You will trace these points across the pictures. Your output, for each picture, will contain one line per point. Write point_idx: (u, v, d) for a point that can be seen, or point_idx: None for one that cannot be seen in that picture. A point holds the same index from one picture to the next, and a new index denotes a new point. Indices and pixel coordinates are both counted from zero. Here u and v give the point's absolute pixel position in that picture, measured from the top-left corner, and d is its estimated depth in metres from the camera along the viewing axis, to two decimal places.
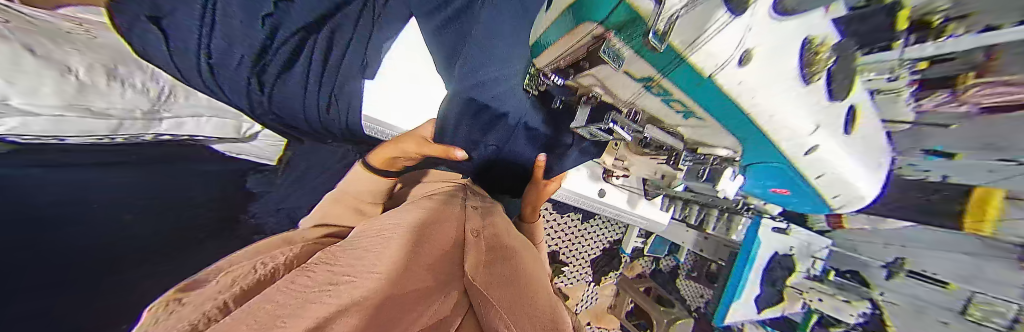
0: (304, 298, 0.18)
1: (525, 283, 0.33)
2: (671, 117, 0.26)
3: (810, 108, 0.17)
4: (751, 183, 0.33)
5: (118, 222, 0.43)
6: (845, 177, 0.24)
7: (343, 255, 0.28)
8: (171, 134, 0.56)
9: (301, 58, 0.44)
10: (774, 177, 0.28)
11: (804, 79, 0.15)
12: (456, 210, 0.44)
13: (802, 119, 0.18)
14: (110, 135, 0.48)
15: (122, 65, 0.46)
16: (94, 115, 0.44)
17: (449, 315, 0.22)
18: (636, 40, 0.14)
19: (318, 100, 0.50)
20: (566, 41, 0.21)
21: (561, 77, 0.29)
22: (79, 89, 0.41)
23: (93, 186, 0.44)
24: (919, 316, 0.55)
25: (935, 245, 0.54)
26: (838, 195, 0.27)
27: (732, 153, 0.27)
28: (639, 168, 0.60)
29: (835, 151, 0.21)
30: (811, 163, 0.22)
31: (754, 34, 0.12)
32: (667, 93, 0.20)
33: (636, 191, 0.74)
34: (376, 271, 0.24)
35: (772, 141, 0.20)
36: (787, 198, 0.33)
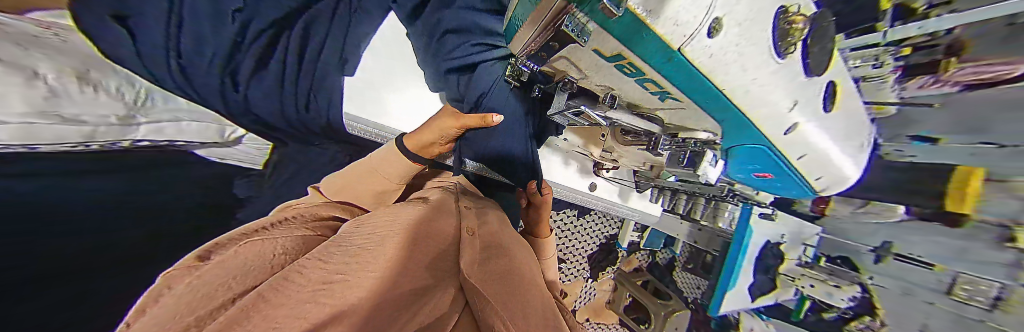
0: (292, 301, 0.17)
1: (520, 280, 0.33)
2: (649, 101, 0.25)
3: (787, 84, 0.17)
4: (734, 168, 0.31)
5: (113, 218, 0.43)
6: (825, 156, 0.24)
7: (334, 252, 0.27)
8: (151, 140, 0.53)
9: (273, 59, 0.49)
10: (758, 164, 0.26)
11: (777, 53, 0.15)
12: (452, 207, 0.43)
13: (781, 95, 0.18)
14: (85, 143, 0.43)
15: (94, 69, 0.45)
16: (65, 122, 0.40)
17: (442, 317, 0.21)
18: (597, 13, 0.14)
19: (297, 101, 0.54)
20: (536, 21, 0.21)
21: (537, 63, 0.29)
22: (46, 96, 0.38)
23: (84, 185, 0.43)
24: (908, 298, 0.57)
25: (928, 230, 0.55)
26: (820, 178, 0.27)
27: (710, 135, 0.27)
28: (628, 160, 0.57)
29: (816, 132, 0.22)
30: (795, 148, 0.23)
31: (722, 1, 0.12)
32: (640, 73, 0.19)
33: (627, 183, 0.74)
34: (369, 270, 0.23)
35: (755, 124, 0.20)
36: (774, 188, 0.32)
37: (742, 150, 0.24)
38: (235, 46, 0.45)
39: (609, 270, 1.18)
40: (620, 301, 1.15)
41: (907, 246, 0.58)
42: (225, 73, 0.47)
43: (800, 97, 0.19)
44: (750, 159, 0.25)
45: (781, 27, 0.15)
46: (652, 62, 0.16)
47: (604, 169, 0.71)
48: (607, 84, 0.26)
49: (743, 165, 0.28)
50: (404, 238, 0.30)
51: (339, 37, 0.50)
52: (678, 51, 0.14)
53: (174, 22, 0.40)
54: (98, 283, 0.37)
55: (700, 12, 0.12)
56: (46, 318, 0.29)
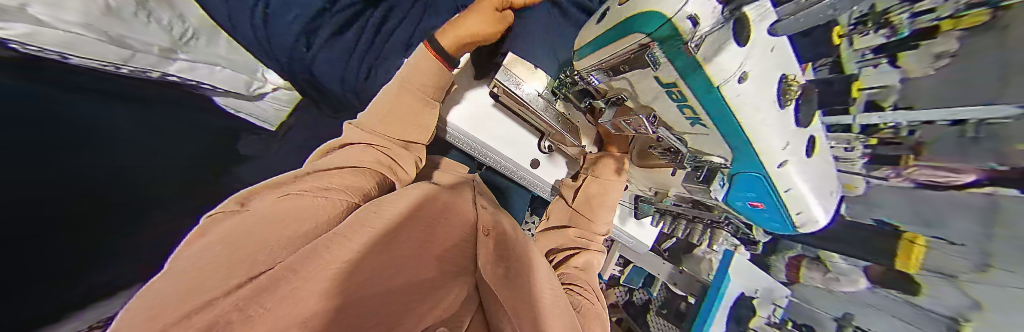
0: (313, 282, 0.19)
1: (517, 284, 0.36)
2: (679, 124, 0.31)
3: (784, 130, 0.23)
4: (733, 193, 0.35)
5: (136, 140, 0.43)
6: (808, 198, 0.29)
7: (364, 227, 0.28)
8: (180, 77, 0.54)
9: (353, 27, 0.60)
10: (753, 191, 0.31)
11: (780, 103, 0.22)
12: (469, 204, 0.47)
13: (781, 139, 0.23)
14: (122, 64, 0.45)
15: (146, 3, 0.48)
16: (111, 40, 0.43)
17: (457, 309, 0.28)
18: (671, 49, 0.20)
19: (356, 73, 0.64)
20: (613, 48, 0.29)
21: (600, 78, 0.37)
22: (102, 13, 0.42)
23: (117, 102, 0.43)
24: None
25: (885, 307, 0.48)
26: (803, 215, 0.31)
27: (723, 161, 0.31)
28: (638, 181, 0.64)
29: (803, 175, 0.27)
30: (786, 184, 0.27)
31: (751, 62, 0.19)
32: (683, 100, 0.25)
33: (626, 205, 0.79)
34: (380, 251, 0.26)
35: (760, 159, 0.25)
36: (764, 220, 0.37)
37: (745, 176, 0.30)
38: (320, 11, 0.55)
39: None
40: None
41: (867, 320, 0.51)
42: (302, 33, 0.56)
43: (790, 140, 0.24)
44: (751, 185, 0.30)
45: (782, 88, 0.22)
46: (697, 93, 0.22)
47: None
48: (649, 104, 0.32)
49: (743, 191, 0.33)
50: (423, 229, 0.33)
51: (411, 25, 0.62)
52: (719, 86, 0.20)
53: None
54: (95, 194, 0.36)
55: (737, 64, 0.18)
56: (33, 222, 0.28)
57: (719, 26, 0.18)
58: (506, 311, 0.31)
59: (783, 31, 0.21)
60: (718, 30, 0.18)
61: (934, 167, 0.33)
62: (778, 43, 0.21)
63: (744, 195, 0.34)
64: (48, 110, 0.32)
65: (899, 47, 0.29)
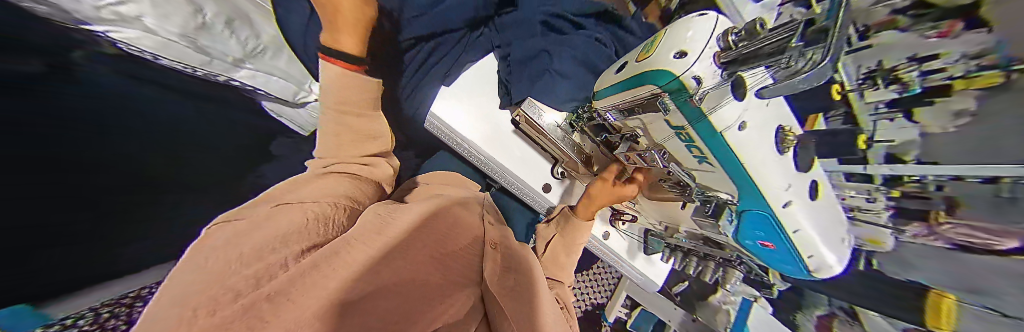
0: (310, 287, 0.19)
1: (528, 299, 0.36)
2: (687, 161, 0.35)
3: (782, 170, 0.29)
4: (741, 231, 0.37)
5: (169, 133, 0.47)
6: (815, 238, 0.30)
7: (372, 235, 0.29)
8: (241, 82, 0.61)
9: None
10: (760, 229, 0.34)
11: (779, 148, 0.28)
12: (475, 216, 0.48)
13: (779, 178, 0.29)
14: (196, 68, 0.52)
15: (241, 20, 0.57)
16: (195, 48, 0.50)
17: (461, 318, 0.29)
18: (682, 99, 0.28)
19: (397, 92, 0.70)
20: (627, 94, 0.36)
21: (614, 116, 0.43)
22: (198, 28, 0.50)
23: (169, 99, 0.48)
24: None
25: None
26: (812, 258, 0.32)
27: (729, 197, 0.35)
28: (648, 214, 0.66)
29: (806, 215, 0.30)
30: (790, 221, 0.30)
31: (748, 114, 0.27)
32: (691, 141, 0.32)
33: (636, 239, 0.77)
34: (384, 259, 0.26)
35: (762, 193, 0.30)
36: (772, 261, 0.37)
37: (753, 214, 0.33)
38: None
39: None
40: None
41: None
42: None
43: (793, 183, 0.29)
44: (757, 224, 0.33)
45: (782, 137, 0.29)
46: (705, 134, 0.29)
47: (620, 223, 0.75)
48: (660, 141, 0.37)
49: (751, 229, 0.35)
50: (435, 241, 0.34)
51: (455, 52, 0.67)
52: (721, 132, 0.28)
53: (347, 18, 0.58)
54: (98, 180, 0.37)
55: (734, 116, 0.27)
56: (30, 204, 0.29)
57: (721, 84, 0.27)
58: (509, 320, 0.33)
59: (768, 94, 0.28)
60: (716, 90, 0.27)
61: (967, 226, 0.29)
62: (769, 99, 0.28)
63: (752, 234, 0.36)
64: (113, 100, 0.39)
65: (914, 103, 0.28)
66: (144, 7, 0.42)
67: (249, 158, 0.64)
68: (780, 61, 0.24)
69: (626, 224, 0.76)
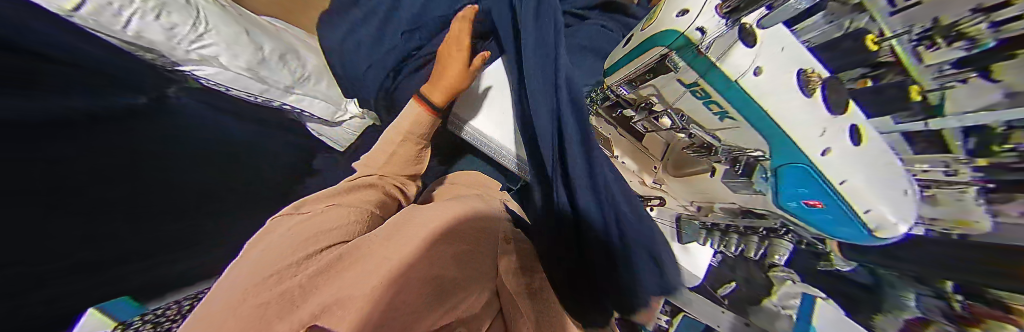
0: (326, 286, 0.28)
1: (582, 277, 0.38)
2: (708, 120, 0.33)
3: (819, 113, 0.23)
4: (784, 194, 0.30)
5: (208, 145, 0.55)
6: (890, 211, 0.23)
7: (383, 238, 0.34)
8: (291, 106, 0.69)
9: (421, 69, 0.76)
10: (801, 183, 0.27)
11: (805, 91, 0.24)
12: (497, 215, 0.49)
13: (810, 122, 0.24)
14: (258, 95, 0.62)
15: (292, 54, 0.67)
16: (256, 78, 0.59)
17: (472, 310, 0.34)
18: (691, 53, 0.29)
19: None
20: (638, 60, 0.37)
21: (627, 88, 0.43)
22: (259, 61, 0.59)
23: (214, 117, 0.58)
24: None
25: None
26: (879, 225, 0.24)
27: (762, 156, 0.30)
28: (680, 194, 0.51)
29: (851, 167, 0.23)
30: (839, 172, 0.24)
31: (762, 59, 0.25)
32: (707, 96, 0.29)
33: (665, 227, 0.55)
34: (389, 256, 0.31)
35: (793, 140, 0.25)
36: (839, 236, 0.29)
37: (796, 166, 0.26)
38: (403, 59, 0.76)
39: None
40: None
41: None
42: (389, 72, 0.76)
43: (829, 127, 0.23)
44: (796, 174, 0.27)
45: (806, 79, 0.24)
46: (718, 87, 0.27)
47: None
48: (676, 103, 0.36)
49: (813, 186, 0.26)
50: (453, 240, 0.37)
51: None
52: (737, 80, 0.26)
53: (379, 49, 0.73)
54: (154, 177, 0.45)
55: (747, 62, 0.25)
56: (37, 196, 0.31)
57: (723, 31, 0.27)
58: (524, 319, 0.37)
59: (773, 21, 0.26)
60: (722, 38, 0.27)
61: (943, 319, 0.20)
62: (779, 25, 0.26)
63: (797, 191, 0.28)
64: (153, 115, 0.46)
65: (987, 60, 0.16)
66: (219, 49, 0.53)
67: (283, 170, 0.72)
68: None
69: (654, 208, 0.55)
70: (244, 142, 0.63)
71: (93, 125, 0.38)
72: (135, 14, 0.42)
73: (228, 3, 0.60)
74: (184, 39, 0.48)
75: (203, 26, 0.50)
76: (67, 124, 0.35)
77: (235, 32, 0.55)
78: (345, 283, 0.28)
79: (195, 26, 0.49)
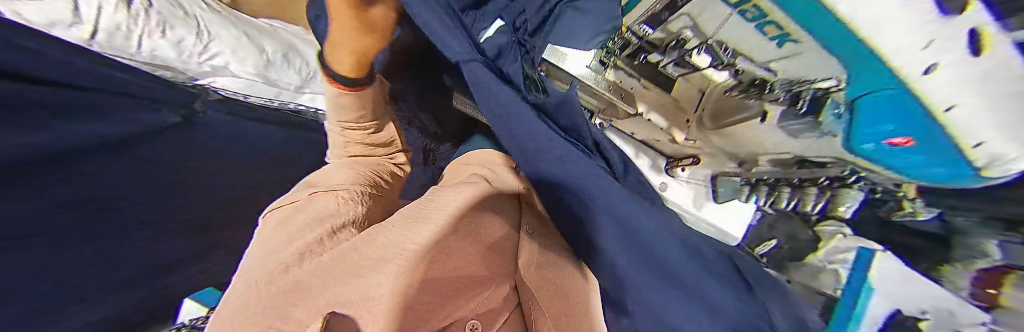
0: (348, 267, 0.22)
1: (609, 278, 0.29)
2: (754, 42, 0.37)
3: (919, 23, 0.20)
4: (865, 121, 0.31)
5: (225, 154, 0.53)
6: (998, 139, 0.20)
7: (416, 213, 0.30)
8: (307, 106, 0.72)
9: None
10: (885, 112, 0.27)
11: (941, 9, 0.18)
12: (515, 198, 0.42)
13: (902, 36, 0.21)
14: (274, 99, 0.65)
15: (293, 52, 0.66)
16: (268, 82, 0.62)
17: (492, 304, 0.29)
18: None
19: None
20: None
21: (650, 26, 0.47)
22: (265, 64, 0.60)
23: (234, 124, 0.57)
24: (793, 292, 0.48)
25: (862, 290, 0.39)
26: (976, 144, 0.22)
27: (837, 83, 0.31)
28: (712, 143, 0.61)
29: (944, 86, 0.21)
30: (937, 95, 0.22)
31: None
32: (763, 13, 0.32)
33: (701, 184, 0.70)
34: (423, 224, 0.27)
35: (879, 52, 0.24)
36: (914, 165, 0.30)
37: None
38: None
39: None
40: None
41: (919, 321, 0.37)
42: None
43: (929, 39, 0.20)
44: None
45: None
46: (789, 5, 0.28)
47: (678, 169, 0.73)
48: (714, 33, 0.41)
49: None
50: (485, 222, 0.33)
51: None
52: None
53: None
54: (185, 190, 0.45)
55: None
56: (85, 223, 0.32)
57: None
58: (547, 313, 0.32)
59: None
60: None
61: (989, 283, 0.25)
62: None
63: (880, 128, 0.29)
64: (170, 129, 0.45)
65: None
66: (226, 58, 0.54)
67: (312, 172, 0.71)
68: None
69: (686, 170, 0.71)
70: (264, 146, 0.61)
71: (130, 142, 0.38)
72: (143, 34, 0.44)
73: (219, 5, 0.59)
74: (194, 54, 0.50)
75: (206, 37, 0.52)
76: (135, 133, 0.40)
77: (234, 37, 0.56)
78: (372, 261, 0.23)
79: (198, 39, 0.51)
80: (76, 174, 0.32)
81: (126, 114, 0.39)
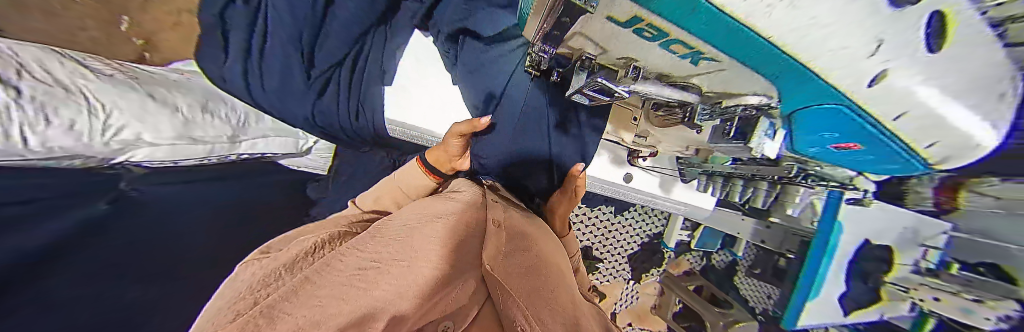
0: (303, 303, 0.20)
1: (514, 290, 0.26)
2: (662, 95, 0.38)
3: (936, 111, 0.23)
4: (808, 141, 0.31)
5: (188, 211, 0.54)
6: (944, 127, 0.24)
7: (370, 243, 0.32)
8: (248, 154, 0.67)
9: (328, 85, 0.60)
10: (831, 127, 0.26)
11: None
12: (472, 219, 0.39)
13: None
14: (208, 156, 0.60)
15: (214, 102, 0.61)
16: (195, 141, 0.56)
17: (462, 306, 0.27)
18: None
19: (347, 110, 0.61)
20: None
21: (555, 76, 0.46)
22: (185, 123, 0.55)
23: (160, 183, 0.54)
24: (990, 286, 0.43)
25: (909, 238, 0.51)
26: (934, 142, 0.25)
27: (763, 99, 0.26)
28: (668, 144, 0.54)
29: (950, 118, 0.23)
30: None
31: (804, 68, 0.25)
32: None
33: (670, 172, 0.67)
34: (426, 260, 0.27)
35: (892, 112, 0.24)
36: (868, 163, 0.31)
37: (810, 114, 0.25)
38: (339, 58, 0.58)
39: (610, 274, 1.06)
40: (667, 307, 1.04)
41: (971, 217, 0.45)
42: (316, 87, 0.59)
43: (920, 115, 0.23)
44: (827, 125, 0.25)
45: None
46: None
47: (640, 159, 0.64)
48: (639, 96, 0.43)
49: (853, 152, 0.29)
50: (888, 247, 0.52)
51: (378, 52, 0.58)
52: None
53: (251, 62, 0.55)
54: (165, 256, 0.44)
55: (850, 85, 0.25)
56: (74, 308, 0.31)
57: None
58: (517, 300, 0.26)
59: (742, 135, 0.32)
60: None
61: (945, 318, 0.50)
62: None
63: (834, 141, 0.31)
64: (113, 218, 0.43)
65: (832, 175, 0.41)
66: (136, 128, 0.48)
67: (279, 209, 0.72)
68: (646, 71, 0.28)
69: (651, 159, 0.65)
70: (225, 188, 0.64)
71: (91, 232, 0.39)
72: (27, 129, 0.37)
73: (108, 68, 0.51)
74: (97, 133, 0.44)
75: (102, 111, 0.45)
76: (86, 228, 0.39)
77: (140, 102, 0.49)
78: (357, 292, 0.22)
79: (95, 115, 0.44)
80: (54, 281, 0.32)
81: (30, 204, 0.36)
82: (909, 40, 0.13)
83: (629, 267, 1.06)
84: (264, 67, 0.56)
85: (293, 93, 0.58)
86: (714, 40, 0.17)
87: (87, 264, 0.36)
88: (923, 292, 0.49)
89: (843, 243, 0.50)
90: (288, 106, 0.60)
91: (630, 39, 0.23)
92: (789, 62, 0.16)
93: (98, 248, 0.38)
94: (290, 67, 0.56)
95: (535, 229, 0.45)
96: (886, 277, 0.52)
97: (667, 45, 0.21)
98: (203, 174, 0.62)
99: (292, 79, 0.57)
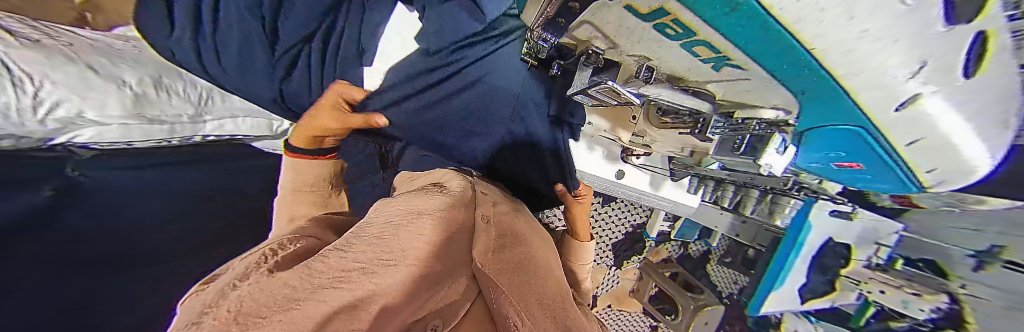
0: (298, 295, 0.18)
1: (505, 292, 0.26)
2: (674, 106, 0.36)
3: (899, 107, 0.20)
4: (810, 154, 0.32)
5: (151, 197, 0.50)
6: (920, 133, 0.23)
7: (354, 243, 0.28)
8: (215, 136, 0.63)
9: (300, 62, 0.54)
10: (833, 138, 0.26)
11: None
12: (465, 214, 0.37)
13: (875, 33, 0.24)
14: (168, 138, 0.56)
15: (169, 76, 0.53)
16: (150, 121, 0.51)
17: (451, 303, 0.25)
18: None
19: (324, 92, 0.56)
20: None
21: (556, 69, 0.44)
22: (135, 100, 0.48)
23: (114, 167, 0.49)
24: (931, 281, 0.49)
25: (871, 235, 0.54)
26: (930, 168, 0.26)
27: (781, 114, 0.27)
28: (663, 144, 0.52)
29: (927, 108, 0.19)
30: None
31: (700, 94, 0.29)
32: None
33: (660, 170, 0.68)
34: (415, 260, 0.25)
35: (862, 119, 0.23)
36: (862, 180, 0.33)
37: (823, 132, 0.26)
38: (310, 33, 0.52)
39: (593, 261, 1.10)
40: (644, 291, 1.11)
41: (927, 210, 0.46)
42: (286, 64, 0.54)
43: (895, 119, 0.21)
44: (834, 144, 0.27)
45: None
46: None
47: (633, 156, 0.64)
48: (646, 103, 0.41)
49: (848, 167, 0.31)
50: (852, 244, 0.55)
51: (355, 27, 0.52)
52: None
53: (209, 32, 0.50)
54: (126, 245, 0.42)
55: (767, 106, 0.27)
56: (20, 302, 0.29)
57: None
58: (507, 304, 0.25)
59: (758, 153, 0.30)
60: None
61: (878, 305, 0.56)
62: None
63: (827, 156, 0.31)
64: (63, 203, 0.39)
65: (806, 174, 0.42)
66: (74, 105, 0.43)
67: (255, 195, 0.69)
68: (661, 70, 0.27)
69: (643, 156, 0.65)
70: (192, 173, 0.59)
71: (40, 217, 0.36)
72: None
73: (33, 31, 0.43)
74: (24, 110, 0.38)
75: (28, 83, 0.39)
76: (33, 213, 0.36)
77: (80, 76, 0.43)
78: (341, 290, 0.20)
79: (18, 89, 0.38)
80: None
81: None
82: (958, 64, 0.14)
83: (612, 255, 1.11)
84: (217, 38, 0.51)
85: (254, 70, 0.53)
86: (746, 42, 0.16)
87: (36, 253, 0.33)
88: (873, 285, 0.53)
89: (816, 238, 0.53)
90: (255, 87, 0.56)
91: (648, 36, 0.21)
92: (820, 76, 0.17)
93: (47, 236, 0.35)
94: (248, 36, 0.50)
95: (523, 225, 0.45)
96: (841, 271, 0.56)
97: (690, 46, 0.19)
98: (164, 158, 0.57)
99: (252, 53, 0.51)
